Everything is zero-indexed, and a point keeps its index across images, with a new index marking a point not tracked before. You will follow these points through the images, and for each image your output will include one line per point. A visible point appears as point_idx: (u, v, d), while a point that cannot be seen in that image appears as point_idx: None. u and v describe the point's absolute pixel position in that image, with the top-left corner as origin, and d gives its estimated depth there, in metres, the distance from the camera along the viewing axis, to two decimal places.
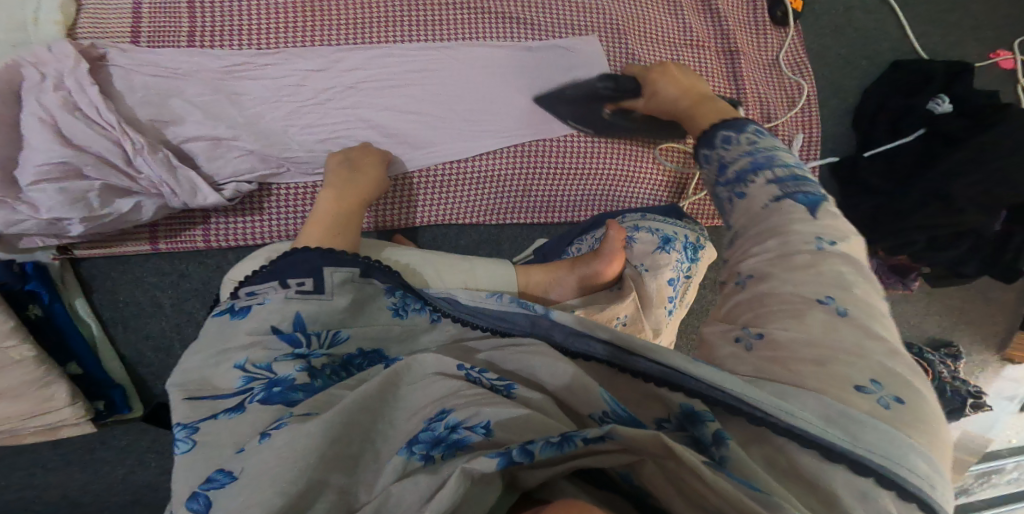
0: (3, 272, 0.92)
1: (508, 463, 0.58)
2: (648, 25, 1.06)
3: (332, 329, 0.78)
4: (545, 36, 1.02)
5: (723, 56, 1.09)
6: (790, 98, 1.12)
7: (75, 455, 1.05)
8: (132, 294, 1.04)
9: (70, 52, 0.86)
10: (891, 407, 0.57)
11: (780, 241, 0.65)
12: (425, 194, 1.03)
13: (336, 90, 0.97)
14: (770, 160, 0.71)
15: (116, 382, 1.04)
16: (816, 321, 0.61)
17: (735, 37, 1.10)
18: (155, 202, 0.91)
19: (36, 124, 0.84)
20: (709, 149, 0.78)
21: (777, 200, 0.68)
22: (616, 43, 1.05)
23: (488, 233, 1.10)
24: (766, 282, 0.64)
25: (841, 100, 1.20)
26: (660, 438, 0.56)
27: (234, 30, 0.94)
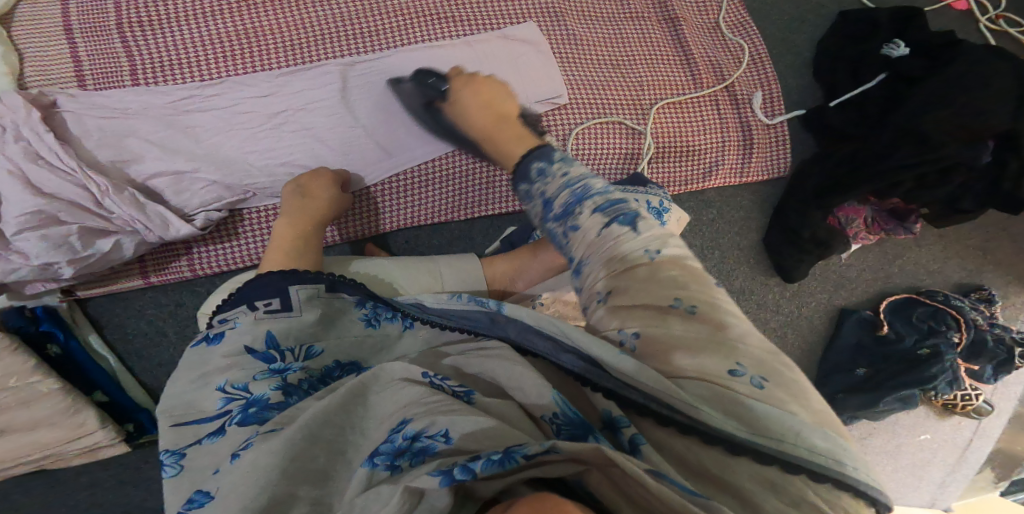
0: (14, 317, 1.01)
1: (451, 481, 0.56)
2: (585, 3, 1.08)
3: (306, 344, 0.80)
4: (480, 29, 1.04)
5: (665, 25, 1.12)
6: (737, 56, 1.13)
7: (104, 482, 1.11)
8: (140, 325, 1.10)
9: (21, 103, 0.90)
10: (765, 385, 0.58)
11: (620, 259, 0.64)
12: (389, 201, 1.06)
13: (286, 113, 0.99)
14: (586, 188, 0.69)
15: (140, 407, 1.11)
16: (675, 323, 0.60)
17: (674, 4, 1.13)
18: (132, 239, 0.94)
19: (6, 177, 0.88)
20: (527, 183, 0.74)
21: (607, 224, 0.66)
22: (554, 23, 1.06)
23: (461, 229, 1.11)
24: (625, 294, 0.63)
25: (795, 55, 1.18)
26: (600, 450, 0.55)
27: (173, 66, 0.98)
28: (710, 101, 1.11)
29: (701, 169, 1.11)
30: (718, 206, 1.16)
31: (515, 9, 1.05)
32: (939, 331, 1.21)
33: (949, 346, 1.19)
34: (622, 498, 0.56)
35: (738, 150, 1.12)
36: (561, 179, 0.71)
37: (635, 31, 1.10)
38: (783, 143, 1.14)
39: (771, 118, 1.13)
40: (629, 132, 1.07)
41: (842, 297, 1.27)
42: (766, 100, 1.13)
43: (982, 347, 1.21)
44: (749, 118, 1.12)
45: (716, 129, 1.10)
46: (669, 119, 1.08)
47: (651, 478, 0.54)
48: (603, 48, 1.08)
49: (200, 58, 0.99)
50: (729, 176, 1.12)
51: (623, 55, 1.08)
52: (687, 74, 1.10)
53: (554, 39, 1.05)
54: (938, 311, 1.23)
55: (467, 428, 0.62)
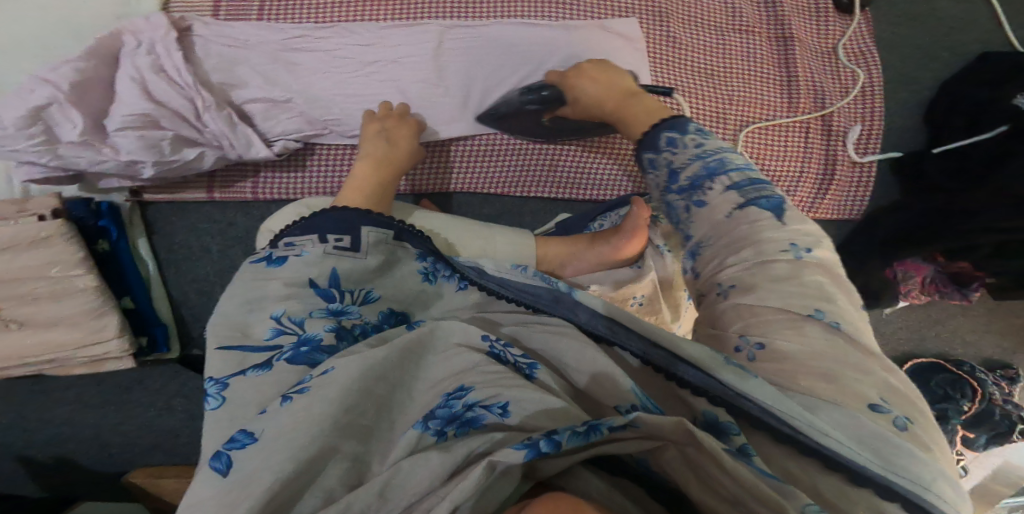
0: (80, 206, 1.03)
1: (536, 455, 0.54)
2: (694, 8, 1.07)
3: (365, 288, 0.75)
4: (585, 16, 1.02)
5: (776, 44, 1.09)
6: (845, 86, 1.10)
7: (115, 394, 1.16)
8: (189, 240, 1.12)
9: (164, 23, 0.93)
10: (907, 427, 0.57)
11: (755, 248, 0.66)
12: (462, 162, 1.07)
13: (381, 63, 0.99)
14: (723, 163, 0.71)
15: (161, 321, 1.12)
16: (813, 337, 0.61)
17: (792, 23, 1.09)
18: (216, 154, 0.97)
19: (128, 81, 0.91)
20: (653, 152, 0.77)
21: (742, 207, 0.68)
22: (657, 25, 1.04)
23: (512, 205, 1.12)
24: (752, 292, 0.64)
25: (911, 94, 1.15)
26: (686, 425, 0.53)
27: (297, 8, 1.01)
28: (800, 127, 1.09)
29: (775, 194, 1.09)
30: None
31: (621, 3, 1.04)
32: (953, 398, 1.21)
33: (955, 412, 1.20)
34: (688, 479, 0.56)
35: (815, 184, 1.10)
36: (694, 150, 0.73)
37: (739, 45, 1.08)
38: (863, 184, 1.13)
39: (861, 155, 1.11)
40: None
41: None
42: (863, 136, 1.11)
43: (987, 418, 1.21)
44: (839, 152, 1.10)
45: (798, 157, 1.09)
46: (751, 139, 1.07)
47: (732, 461, 0.53)
48: (700, 57, 1.06)
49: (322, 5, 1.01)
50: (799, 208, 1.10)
51: (719, 67, 1.06)
52: (783, 95, 1.08)
53: (652, 42, 1.04)
54: (958, 379, 1.22)
55: (530, 407, 0.60)
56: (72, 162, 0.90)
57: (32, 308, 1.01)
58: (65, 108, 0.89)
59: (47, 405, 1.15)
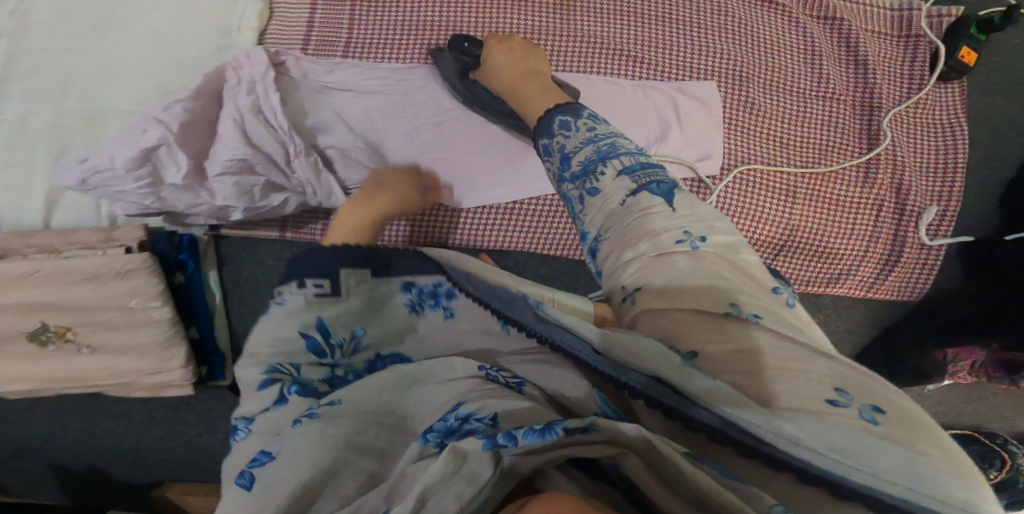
0: (164, 241, 1.09)
1: (494, 446, 0.52)
2: (779, 70, 1.07)
3: (354, 335, 0.69)
4: (663, 75, 1.05)
5: (862, 111, 1.07)
6: (924, 164, 1.07)
7: (160, 412, 1.19)
8: (252, 267, 1.16)
9: (264, 61, 0.97)
10: (876, 420, 0.51)
11: (652, 241, 0.63)
12: (471, 223, 1.06)
13: (454, 112, 1.02)
14: (613, 147, 0.69)
15: (219, 351, 1.16)
16: (733, 335, 0.57)
17: (880, 91, 1.07)
18: (297, 198, 1.01)
19: (229, 123, 0.94)
20: (548, 138, 0.74)
21: (632, 193, 0.65)
22: (736, 88, 1.06)
23: (562, 265, 1.10)
24: (659, 298, 0.60)
25: (993, 171, 1.09)
26: (641, 431, 0.49)
27: (377, 46, 1.05)
28: (873, 206, 1.05)
29: (832, 273, 1.07)
30: (829, 312, 1.12)
31: (703, 64, 1.06)
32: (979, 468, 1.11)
33: None
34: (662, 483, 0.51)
35: (877, 266, 1.07)
36: (587, 134, 0.71)
37: (822, 113, 1.06)
38: (930, 265, 1.07)
39: (931, 239, 1.06)
40: (773, 219, 1.04)
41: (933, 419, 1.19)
42: (934, 220, 1.06)
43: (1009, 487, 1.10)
44: (908, 234, 1.05)
45: (864, 236, 1.06)
46: (821, 217, 1.04)
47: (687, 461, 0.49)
48: (778, 123, 1.06)
49: (400, 43, 1.05)
50: (855, 288, 1.08)
51: (799, 133, 1.06)
52: (859, 172, 1.05)
53: (732, 104, 1.05)
54: (988, 450, 1.12)
55: (517, 413, 0.58)
56: (173, 203, 0.96)
57: (106, 335, 1.05)
58: (173, 151, 0.92)
59: (87, 420, 1.19)
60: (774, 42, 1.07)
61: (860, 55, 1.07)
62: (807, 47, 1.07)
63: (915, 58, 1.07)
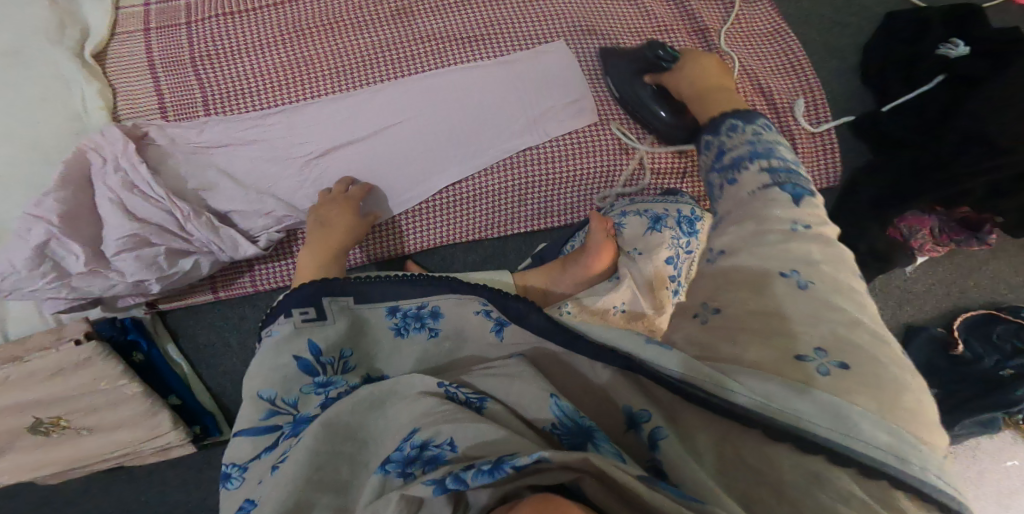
0: (107, 326, 1.12)
1: (443, 491, 0.57)
2: (610, 19, 1.10)
3: (343, 359, 0.77)
4: (512, 48, 1.06)
5: (697, 37, 1.10)
6: (775, 64, 1.09)
7: (160, 496, 1.21)
8: (211, 336, 1.20)
9: (119, 135, 0.97)
10: (830, 373, 0.62)
11: (757, 221, 0.73)
12: (413, 227, 1.07)
13: (330, 146, 1.03)
14: (768, 151, 0.79)
15: (208, 411, 1.21)
16: (773, 293, 0.68)
17: (704, 14, 1.11)
18: (209, 258, 1.00)
19: (107, 204, 0.95)
20: (713, 135, 0.86)
21: (764, 186, 0.76)
22: (582, 43, 1.07)
23: (494, 247, 1.12)
24: (738, 257, 0.72)
25: (839, 58, 1.11)
26: (590, 460, 0.56)
27: (238, 97, 1.04)
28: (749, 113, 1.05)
29: None
30: None
31: (540, 29, 1.07)
32: None
33: None
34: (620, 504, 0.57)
35: None
36: (750, 136, 0.82)
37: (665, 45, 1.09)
38: (830, 151, 1.07)
39: (815, 126, 1.07)
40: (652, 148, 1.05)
41: (909, 313, 1.14)
42: (809, 107, 1.07)
43: None
44: (791, 126, 1.06)
45: None
46: None
47: (648, 488, 0.55)
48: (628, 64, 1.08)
49: (258, 88, 1.04)
50: None
51: None
52: None
53: (584, 62, 1.07)
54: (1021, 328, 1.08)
55: (472, 435, 0.63)
56: (86, 290, 0.95)
57: (98, 416, 1.11)
58: (63, 241, 0.93)
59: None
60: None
61: None
62: None
63: None
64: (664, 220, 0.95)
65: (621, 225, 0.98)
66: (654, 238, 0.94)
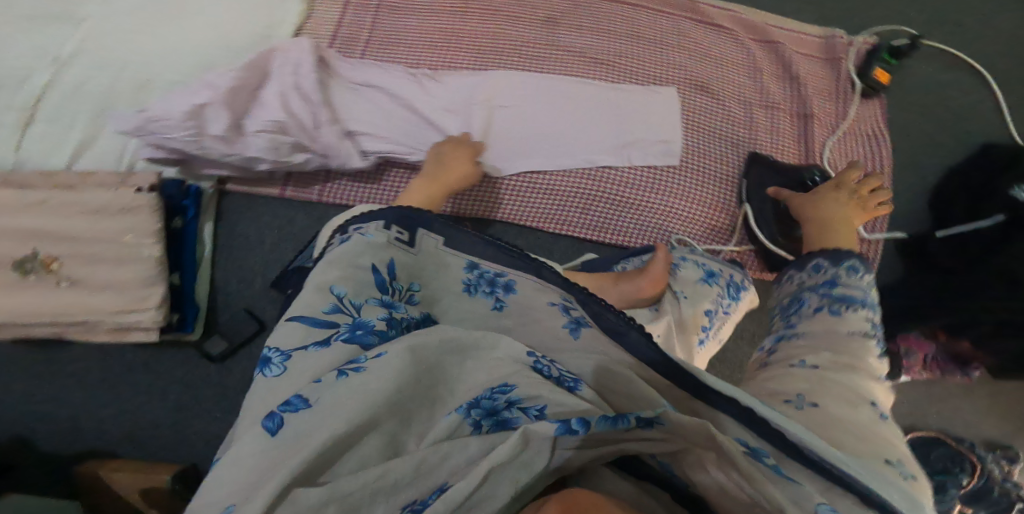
0: (173, 185, 1.21)
1: (564, 431, 0.61)
2: (727, 83, 1.20)
3: (411, 291, 0.82)
4: (625, 81, 1.18)
5: (798, 120, 1.21)
6: (855, 167, 1.21)
7: (135, 360, 1.25)
8: (250, 228, 1.28)
9: (308, 48, 1.11)
10: (910, 481, 0.67)
11: (850, 353, 0.79)
12: (482, 195, 1.16)
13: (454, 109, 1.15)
14: (874, 304, 0.86)
15: (195, 304, 1.23)
16: (864, 413, 0.73)
17: (813, 104, 1.22)
18: (324, 161, 1.12)
19: (273, 92, 1.09)
20: (798, 270, 0.94)
21: (865, 333, 0.82)
22: (693, 96, 1.18)
23: (543, 240, 1.17)
24: (835, 371, 0.77)
25: (919, 175, 1.23)
26: (707, 429, 0.60)
27: (390, 54, 1.22)
28: None
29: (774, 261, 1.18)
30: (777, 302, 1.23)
31: (658, 73, 1.19)
32: (951, 472, 1.22)
33: (954, 486, 1.20)
34: (710, 485, 0.63)
35: None
36: (860, 282, 0.88)
37: (766, 120, 1.20)
38: (869, 257, 1.20)
39: (868, 232, 1.20)
40: (723, 205, 1.16)
41: None
42: (869, 215, 1.20)
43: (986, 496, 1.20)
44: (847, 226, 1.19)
45: None
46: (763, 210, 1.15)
47: (752, 462, 0.60)
48: (728, 127, 1.18)
49: (411, 52, 1.23)
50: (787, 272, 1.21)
51: (747, 139, 1.19)
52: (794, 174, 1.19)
53: (688, 113, 1.18)
54: (956, 454, 1.23)
55: (566, 408, 0.67)
56: (213, 150, 1.08)
57: (88, 270, 1.14)
58: (218, 110, 1.07)
59: (58, 362, 1.25)
60: (721, 59, 1.21)
61: (793, 73, 1.22)
62: (749, 64, 1.22)
63: (837, 78, 1.24)
64: (717, 277, 1.06)
65: (678, 266, 1.08)
66: (703, 289, 1.04)
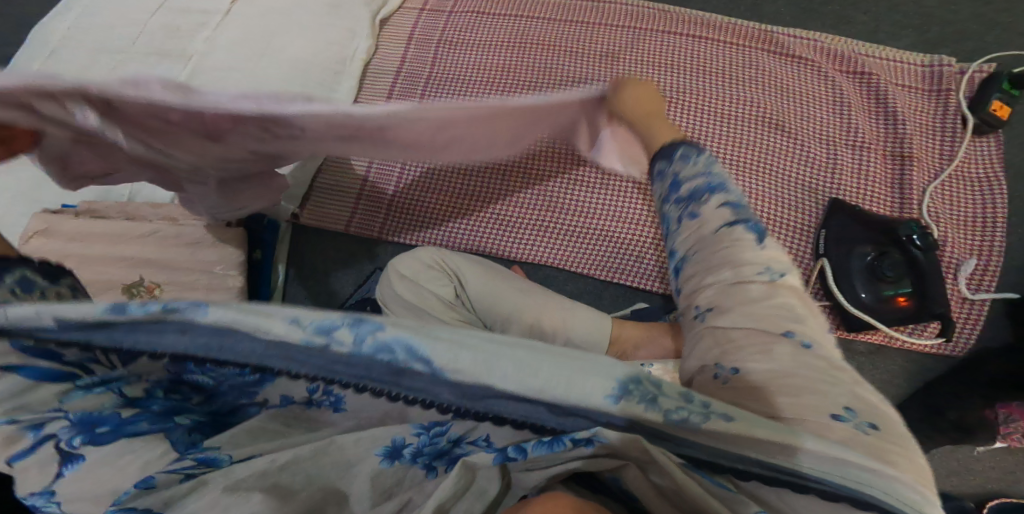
0: (253, 220, 1.18)
1: (502, 459, 0.57)
2: (807, 118, 1.10)
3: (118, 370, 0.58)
4: (692, 117, 1.10)
5: (892, 161, 1.08)
6: (960, 216, 1.07)
7: None
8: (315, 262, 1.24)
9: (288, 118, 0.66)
10: (867, 431, 0.60)
11: (733, 269, 0.71)
12: (535, 238, 1.15)
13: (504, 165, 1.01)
14: (724, 185, 0.76)
15: None
16: (783, 353, 0.66)
17: (912, 142, 1.07)
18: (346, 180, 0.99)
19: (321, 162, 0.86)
20: (667, 163, 0.82)
21: (731, 222, 0.74)
22: (765, 133, 1.10)
23: (593, 286, 1.14)
24: (727, 316, 0.70)
25: None
26: (639, 440, 0.55)
27: (449, 82, 1.19)
28: None
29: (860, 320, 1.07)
30: (864, 359, 1.11)
31: (726, 108, 1.11)
32: None
33: None
34: (656, 495, 0.61)
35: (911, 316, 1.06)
36: (703, 166, 0.79)
37: (851, 160, 1.08)
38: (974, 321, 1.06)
39: (972, 292, 1.05)
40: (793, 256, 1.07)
41: (957, 482, 1.15)
42: (976, 272, 1.06)
43: None
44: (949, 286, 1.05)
45: None
46: None
47: (685, 473, 0.57)
48: (803, 167, 1.09)
49: (470, 80, 1.18)
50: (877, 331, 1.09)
51: (826, 182, 1.08)
52: None
53: (758, 151, 1.09)
54: None
55: (508, 434, 0.58)
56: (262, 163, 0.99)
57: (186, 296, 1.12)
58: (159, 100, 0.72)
59: None
60: (801, 91, 1.11)
61: (890, 107, 1.09)
62: (836, 96, 1.10)
63: (946, 113, 1.08)
64: None
65: None
66: None
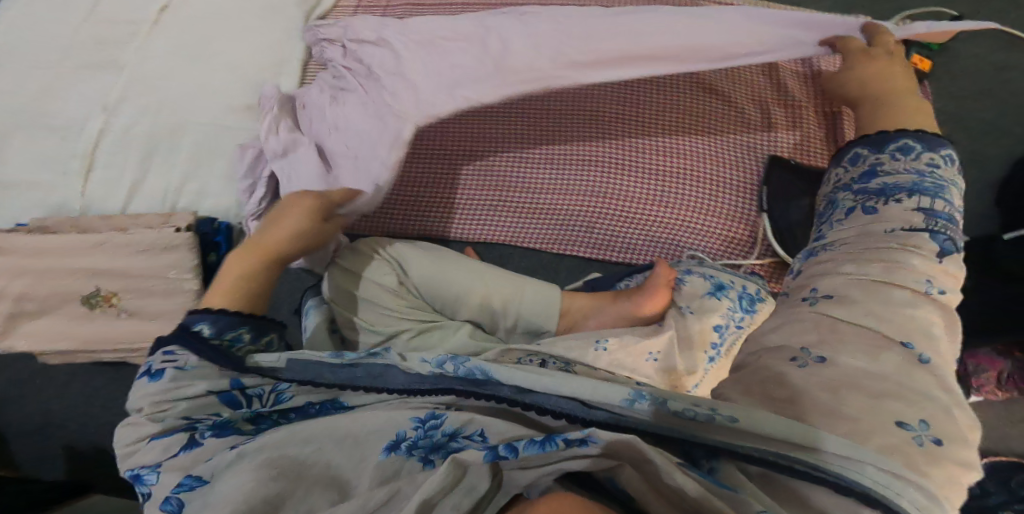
0: (203, 222, 1.15)
1: (495, 457, 0.57)
2: (739, 83, 1.13)
3: (276, 390, 0.73)
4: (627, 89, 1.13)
5: (824, 117, 1.11)
6: None
7: None
8: None
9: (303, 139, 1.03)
10: (925, 445, 0.59)
11: (883, 264, 0.69)
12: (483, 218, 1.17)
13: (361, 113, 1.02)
14: (938, 189, 0.74)
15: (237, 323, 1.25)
16: (889, 360, 0.63)
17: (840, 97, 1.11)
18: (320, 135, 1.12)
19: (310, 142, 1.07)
20: (873, 151, 0.82)
21: (912, 229, 0.71)
22: (698, 98, 1.13)
23: (549, 260, 1.17)
24: (849, 299, 0.68)
25: (982, 171, 1.12)
26: (636, 443, 0.56)
27: None
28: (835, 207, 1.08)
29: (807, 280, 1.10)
30: None
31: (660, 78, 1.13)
32: None
33: None
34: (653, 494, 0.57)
35: None
36: (920, 165, 0.77)
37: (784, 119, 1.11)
38: None
39: None
40: (734, 215, 1.10)
41: None
42: None
43: None
44: None
45: None
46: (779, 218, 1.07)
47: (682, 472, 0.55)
48: (739, 129, 1.12)
49: None
50: None
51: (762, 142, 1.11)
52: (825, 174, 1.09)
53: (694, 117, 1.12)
54: None
55: (508, 431, 0.63)
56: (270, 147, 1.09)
57: (143, 301, 1.16)
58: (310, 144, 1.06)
59: None
60: None
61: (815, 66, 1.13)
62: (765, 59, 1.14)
63: None
64: (726, 290, 0.96)
65: (683, 280, 1.00)
66: (709, 302, 0.95)
